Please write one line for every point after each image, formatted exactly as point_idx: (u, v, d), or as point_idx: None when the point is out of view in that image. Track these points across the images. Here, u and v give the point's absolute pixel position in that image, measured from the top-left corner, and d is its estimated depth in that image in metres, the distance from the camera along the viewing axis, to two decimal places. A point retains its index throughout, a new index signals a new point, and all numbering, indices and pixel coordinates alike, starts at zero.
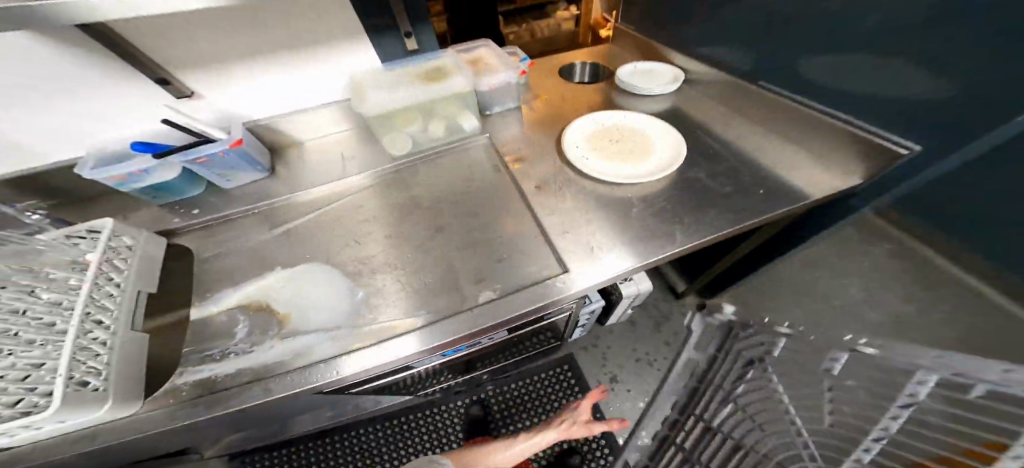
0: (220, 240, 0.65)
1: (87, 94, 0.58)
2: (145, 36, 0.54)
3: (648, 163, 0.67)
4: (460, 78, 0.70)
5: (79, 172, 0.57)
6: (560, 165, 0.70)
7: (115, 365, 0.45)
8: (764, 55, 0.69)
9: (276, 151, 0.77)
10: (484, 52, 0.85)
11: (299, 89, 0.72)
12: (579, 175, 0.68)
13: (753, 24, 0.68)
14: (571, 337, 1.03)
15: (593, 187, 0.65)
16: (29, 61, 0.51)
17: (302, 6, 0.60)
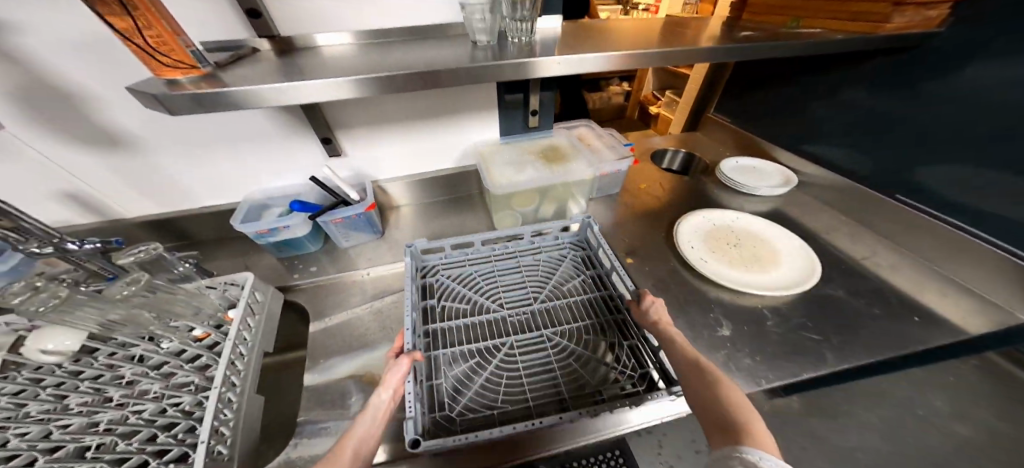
0: (336, 302, 0.68)
1: (257, 153, 0.65)
2: (334, 105, 0.63)
3: (770, 275, 0.73)
4: (580, 165, 0.75)
5: (233, 224, 0.61)
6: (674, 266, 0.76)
7: (238, 435, 0.47)
8: (885, 166, 0.78)
9: (383, 213, 0.82)
10: (585, 131, 0.92)
11: (427, 155, 0.79)
12: (699, 278, 0.74)
13: (876, 138, 0.79)
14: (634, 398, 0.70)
15: (710, 292, 0.71)
16: (232, 123, 0.59)
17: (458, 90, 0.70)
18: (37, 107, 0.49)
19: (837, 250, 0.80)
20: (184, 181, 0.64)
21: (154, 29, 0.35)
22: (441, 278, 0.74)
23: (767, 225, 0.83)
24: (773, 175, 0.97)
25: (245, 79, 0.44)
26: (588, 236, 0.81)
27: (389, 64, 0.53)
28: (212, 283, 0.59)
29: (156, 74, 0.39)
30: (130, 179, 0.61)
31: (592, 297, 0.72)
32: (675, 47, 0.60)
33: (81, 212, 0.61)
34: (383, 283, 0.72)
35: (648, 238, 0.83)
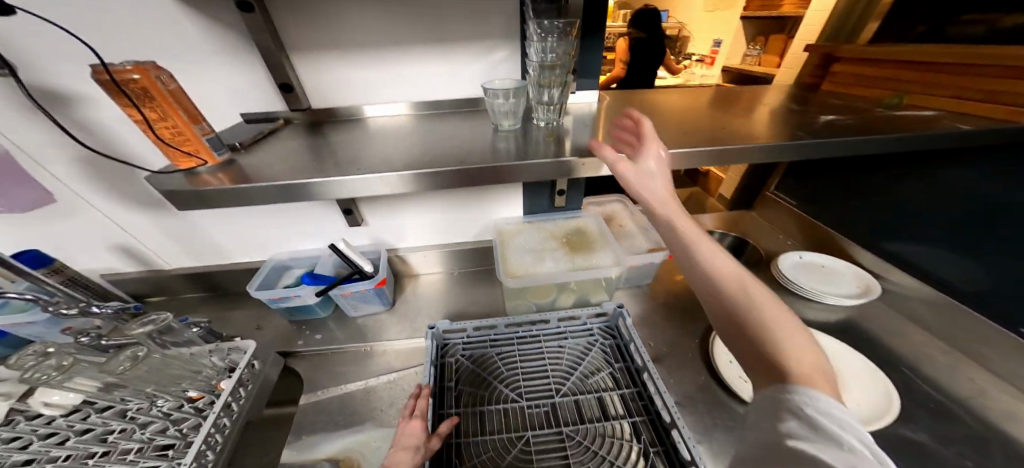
0: (334, 375, 0.66)
1: (284, 218, 0.68)
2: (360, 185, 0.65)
3: None
4: (607, 256, 0.69)
5: (251, 291, 0.64)
6: (709, 380, 0.65)
7: None
8: (1002, 286, 0.63)
9: (398, 281, 0.82)
10: (619, 209, 0.86)
11: (448, 229, 0.78)
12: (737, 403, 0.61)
13: (989, 251, 0.64)
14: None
15: None
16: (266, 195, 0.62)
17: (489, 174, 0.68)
18: (101, 176, 0.55)
19: (922, 382, 0.64)
20: (218, 239, 0.68)
21: (170, 119, 0.34)
22: (460, 358, 0.68)
23: (827, 340, 0.70)
24: (847, 283, 0.81)
25: (267, 169, 0.41)
26: (618, 324, 0.72)
27: (450, 152, 0.48)
28: (216, 348, 0.61)
29: (177, 166, 0.39)
30: (171, 236, 0.65)
31: (621, 395, 0.62)
32: (733, 138, 0.49)
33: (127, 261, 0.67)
34: (384, 360, 0.69)
35: (677, 343, 0.72)
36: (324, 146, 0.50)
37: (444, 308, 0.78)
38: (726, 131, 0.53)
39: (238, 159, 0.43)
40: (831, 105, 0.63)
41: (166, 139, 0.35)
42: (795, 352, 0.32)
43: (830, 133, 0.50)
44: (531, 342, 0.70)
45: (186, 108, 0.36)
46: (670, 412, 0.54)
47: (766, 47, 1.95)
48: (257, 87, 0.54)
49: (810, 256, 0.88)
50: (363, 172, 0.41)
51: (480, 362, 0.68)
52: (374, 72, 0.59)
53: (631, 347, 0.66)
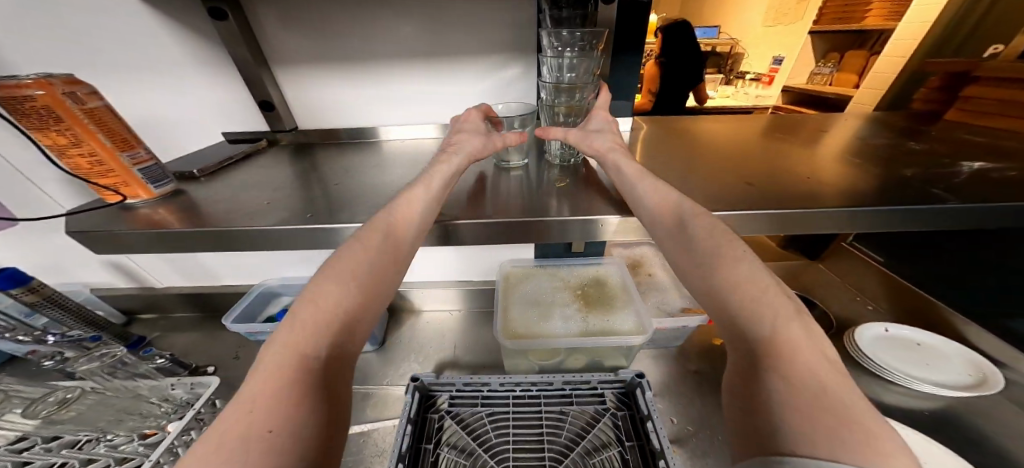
0: None
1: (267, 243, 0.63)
2: None
3: None
4: (630, 318, 0.56)
5: (227, 321, 0.58)
6: None
7: None
8: None
9: (394, 316, 0.75)
10: (649, 253, 0.74)
11: (442, 264, 0.74)
12: None
13: None
14: None
15: None
16: None
17: None
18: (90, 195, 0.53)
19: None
20: (210, 262, 0.66)
21: (84, 145, 0.28)
22: (444, 417, 0.57)
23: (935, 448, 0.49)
24: (955, 366, 0.61)
25: (218, 202, 0.34)
26: (636, 393, 0.57)
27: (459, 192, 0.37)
28: (178, 382, 0.53)
29: (105, 200, 0.32)
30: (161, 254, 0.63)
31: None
32: (833, 191, 0.34)
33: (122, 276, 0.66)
34: (360, 407, 0.61)
35: (714, 428, 0.56)
36: (311, 173, 0.43)
37: (434, 352, 0.69)
38: (810, 181, 0.37)
39: (190, 191, 0.36)
40: (959, 142, 0.46)
41: (82, 167, 0.29)
42: (761, 325, 0.21)
43: (978, 191, 0.33)
44: (530, 405, 0.58)
45: (115, 130, 0.29)
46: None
47: (841, 64, 1.70)
48: (240, 105, 0.50)
49: (896, 329, 0.67)
50: (318, 219, 0.31)
51: (466, 420, 0.57)
52: (369, 92, 0.53)
53: (648, 425, 0.52)
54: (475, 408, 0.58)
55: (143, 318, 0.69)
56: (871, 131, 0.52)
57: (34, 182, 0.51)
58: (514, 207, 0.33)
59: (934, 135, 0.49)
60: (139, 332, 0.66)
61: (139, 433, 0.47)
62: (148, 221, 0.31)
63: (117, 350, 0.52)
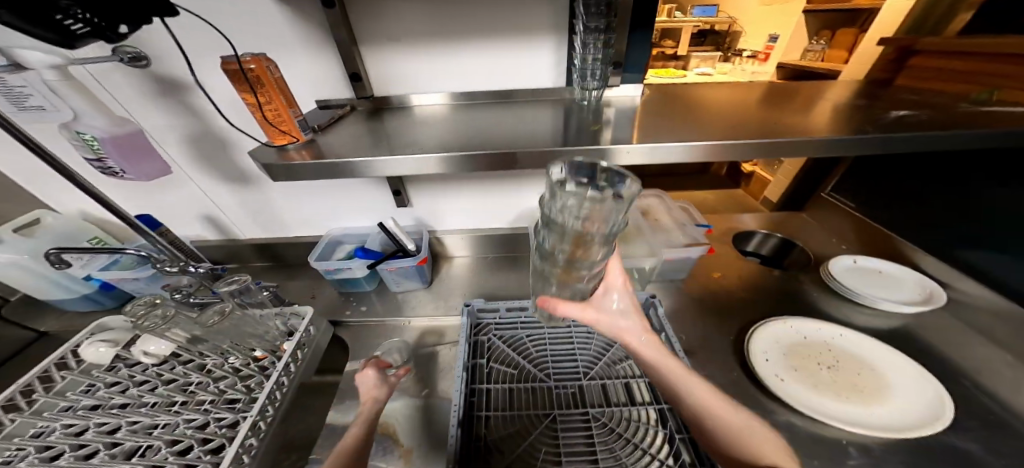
0: (371, 346, 0.70)
1: (331, 195, 0.73)
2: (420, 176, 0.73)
3: (880, 413, 0.54)
4: (642, 246, 0.70)
5: (311, 260, 0.70)
6: (740, 377, 0.61)
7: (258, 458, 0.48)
8: None
9: (436, 263, 0.87)
10: (654, 203, 0.87)
11: (484, 214, 0.82)
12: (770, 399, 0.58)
13: None
14: (654, 401, 0.58)
15: (791, 423, 0.55)
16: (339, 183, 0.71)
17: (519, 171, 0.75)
18: (202, 156, 0.65)
19: (989, 395, 0.57)
20: (283, 214, 0.75)
21: (275, 104, 0.43)
22: (491, 337, 0.68)
23: (880, 347, 0.63)
24: (908, 287, 0.73)
25: (340, 149, 0.47)
26: (649, 314, 0.69)
27: (487, 137, 0.53)
28: (280, 313, 0.66)
29: (273, 142, 0.46)
30: (246, 207, 0.73)
31: (647, 382, 0.61)
32: (782, 133, 0.49)
33: (212, 230, 0.76)
34: (417, 332, 0.73)
35: (712, 337, 0.68)
36: (386, 132, 0.54)
37: (471, 289, 0.81)
38: (769, 126, 0.52)
39: (318, 138, 0.50)
40: (900, 102, 0.59)
41: (266, 117, 0.43)
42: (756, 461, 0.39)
43: (897, 128, 0.49)
44: (564, 328, 0.70)
45: (284, 95, 0.45)
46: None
47: (834, 41, 1.80)
48: (328, 75, 0.61)
49: (866, 261, 0.80)
50: (408, 154, 0.46)
51: (515, 337, 0.68)
52: (430, 62, 0.63)
53: (661, 336, 0.65)
54: (520, 329, 0.70)
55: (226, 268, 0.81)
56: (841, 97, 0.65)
57: (162, 146, 0.63)
58: (546, 143, 0.49)
59: (884, 97, 0.62)
60: None
61: (250, 357, 0.61)
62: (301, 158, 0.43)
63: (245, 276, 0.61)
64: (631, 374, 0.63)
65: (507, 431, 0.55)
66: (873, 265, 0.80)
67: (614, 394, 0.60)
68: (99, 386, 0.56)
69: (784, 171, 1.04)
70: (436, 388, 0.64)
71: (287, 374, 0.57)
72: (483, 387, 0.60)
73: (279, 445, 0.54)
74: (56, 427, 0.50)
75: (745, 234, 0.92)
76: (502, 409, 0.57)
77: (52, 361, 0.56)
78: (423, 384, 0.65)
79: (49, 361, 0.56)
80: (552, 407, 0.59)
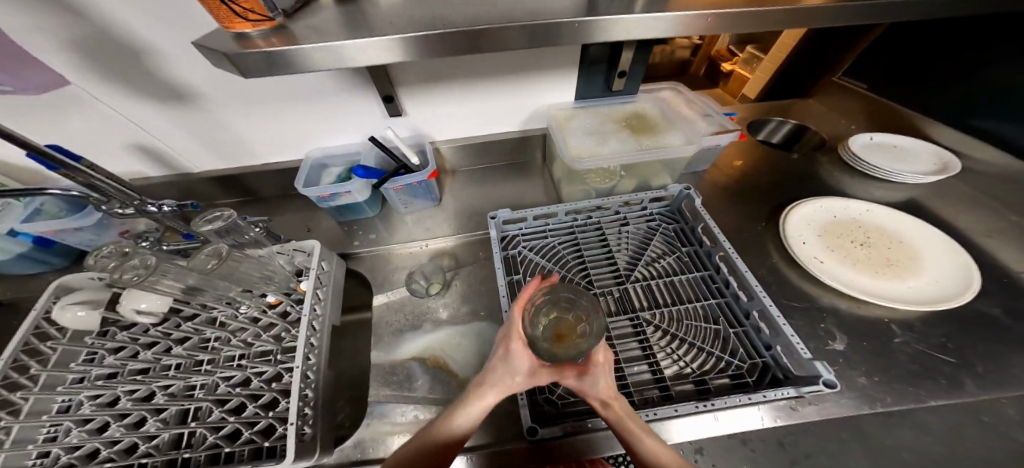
0: (393, 275, 0.64)
1: (289, 109, 0.56)
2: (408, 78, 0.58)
3: (907, 285, 0.58)
4: (674, 137, 0.64)
5: (296, 186, 0.57)
6: (780, 264, 0.62)
7: (320, 410, 0.45)
8: None
9: (440, 179, 0.77)
10: (672, 96, 0.80)
11: (486, 119, 0.70)
12: (805, 280, 0.60)
13: None
14: (706, 295, 0.56)
15: (830, 303, 0.57)
16: (308, 91, 0.53)
17: (528, 60, 0.61)
18: (103, 68, 0.46)
19: (997, 259, 0.62)
20: (247, 138, 0.59)
21: None
22: (520, 248, 0.63)
23: (911, 222, 0.65)
24: (925, 160, 0.76)
25: (320, 30, 0.34)
26: (681, 207, 0.66)
27: (475, 6, 0.39)
28: (280, 250, 0.54)
29: (224, 27, 0.32)
30: (194, 134, 0.56)
31: (691, 278, 0.59)
32: None
33: (154, 164, 0.60)
34: (437, 256, 0.67)
35: (744, 226, 0.68)
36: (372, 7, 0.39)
37: (485, 205, 0.73)
38: None
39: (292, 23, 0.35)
40: None
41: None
42: None
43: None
44: (592, 232, 0.66)
45: None
46: (754, 290, 0.51)
47: None
48: None
49: (881, 137, 0.82)
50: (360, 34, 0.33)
51: (549, 252, 0.63)
52: None
53: (700, 229, 0.62)
54: (554, 243, 0.64)
55: None
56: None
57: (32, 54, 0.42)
58: (570, 12, 0.37)
59: None
60: None
61: (264, 303, 0.52)
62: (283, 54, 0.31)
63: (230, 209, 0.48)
64: (678, 271, 0.60)
65: None
66: (887, 140, 0.81)
67: (662, 294, 0.58)
68: (103, 353, 0.48)
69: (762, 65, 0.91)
70: (477, 314, 0.60)
71: (315, 318, 0.50)
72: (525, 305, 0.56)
73: (332, 384, 0.52)
74: (83, 400, 0.45)
75: (757, 125, 0.92)
76: None
77: (29, 331, 0.44)
78: (460, 310, 0.60)
79: (25, 332, 0.44)
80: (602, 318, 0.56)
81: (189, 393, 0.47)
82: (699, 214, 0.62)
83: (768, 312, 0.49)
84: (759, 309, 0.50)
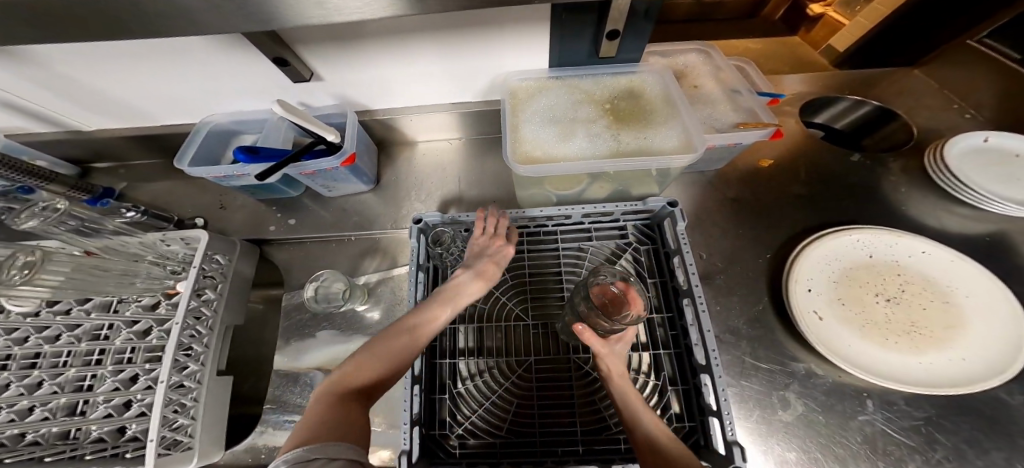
0: (315, 268, 0.57)
1: (151, 67, 0.45)
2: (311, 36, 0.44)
3: (921, 360, 0.46)
4: (668, 134, 0.47)
5: (181, 167, 0.48)
6: (759, 308, 0.53)
7: (200, 418, 0.43)
8: None
9: (384, 150, 0.64)
10: (696, 64, 0.59)
11: (432, 86, 0.55)
12: (791, 334, 0.51)
13: None
14: (650, 345, 0.50)
15: (805, 370, 0.49)
16: (176, 51, 0.42)
17: (473, 16, 0.43)
18: None
19: None
20: (123, 96, 0.49)
21: None
22: (457, 256, 0.53)
23: (969, 273, 0.49)
24: None
25: None
26: (661, 225, 0.52)
27: None
28: (167, 238, 0.48)
29: None
30: (57, 93, 0.48)
31: (647, 319, 0.51)
32: None
33: (32, 121, 0.52)
34: (370, 253, 0.58)
35: (735, 255, 0.55)
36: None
37: (428, 190, 0.61)
38: None
39: None
40: None
41: None
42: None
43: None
44: (549, 247, 0.55)
45: None
46: (707, 355, 0.41)
47: None
48: None
49: (1002, 138, 0.54)
50: None
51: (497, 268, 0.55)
52: None
53: (675, 261, 0.49)
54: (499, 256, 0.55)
55: (100, 168, 0.62)
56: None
57: None
58: None
59: None
60: (106, 182, 0.60)
61: (159, 292, 0.48)
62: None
63: (55, 202, 0.43)
64: None
65: (476, 379, 0.50)
66: (1008, 143, 0.54)
67: None
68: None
69: (868, 8, 0.64)
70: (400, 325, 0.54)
71: (200, 320, 0.45)
72: (449, 328, 0.51)
73: (231, 382, 0.49)
74: None
75: (813, 106, 0.68)
76: (468, 355, 0.50)
77: None
78: (387, 318, 0.54)
79: None
80: (528, 354, 0.52)
81: (79, 386, 0.46)
82: (675, 246, 0.49)
83: (717, 382, 0.39)
84: (711, 375, 0.41)
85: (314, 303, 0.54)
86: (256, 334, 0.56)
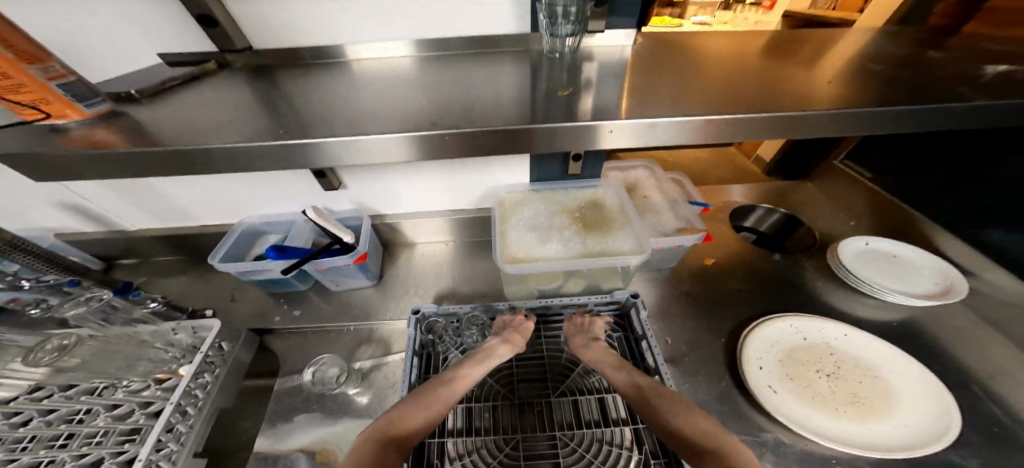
0: (308, 358, 0.59)
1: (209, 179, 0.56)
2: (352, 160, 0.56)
3: (871, 430, 0.50)
4: (628, 237, 0.58)
5: (212, 261, 0.55)
6: (725, 384, 0.57)
7: None
8: None
9: (388, 251, 0.73)
10: (643, 177, 0.74)
11: (437, 198, 0.67)
12: (756, 407, 0.55)
13: None
14: (631, 422, 0.52)
15: (775, 439, 0.52)
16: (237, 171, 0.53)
17: None
18: None
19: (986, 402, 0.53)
20: (177, 198, 0.59)
21: None
22: (450, 342, 0.58)
23: (888, 350, 0.58)
24: (926, 278, 0.65)
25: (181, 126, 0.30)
26: (630, 316, 0.60)
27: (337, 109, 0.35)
28: (179, 327, 0.54)
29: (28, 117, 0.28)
30: (121, 197, 0.58)
31: (624, 396, 0.54)
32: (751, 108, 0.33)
33: (87, 220, 0.61)
34: (365, 342, 0.61)
35: (697, 340, 0.63)
36: (273, 94, 0.38)
37: (426, 285, 0.68)
38: (758, 93, 0.34)
39: (141, 117, 0.32)
40: (981, 52, 0.44)
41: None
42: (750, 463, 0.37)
43: (1006, 92, 0.33)
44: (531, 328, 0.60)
45: (13, 42, 0.25)
46: None
47: None
48: (185, 18, 0.44)
49: (877, 243, 0.71)
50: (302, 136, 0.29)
51: None
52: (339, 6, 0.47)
53: (643, 344, 0.56)
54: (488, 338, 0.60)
55: (123, 264, 0.68)
56: (887, 39, 0.48)
57: None
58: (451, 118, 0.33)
59: (955, 45, 0.46)
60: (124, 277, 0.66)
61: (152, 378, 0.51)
62: (92, 142, 0.28)
63: (103, 294, 0.48)
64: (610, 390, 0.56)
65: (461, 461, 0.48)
66: (884, 248, 0.71)
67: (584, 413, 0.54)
68: None
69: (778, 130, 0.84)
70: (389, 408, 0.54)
71: (192, 402, 0.46)
72: None
73: None
74: None
75: (742, 213, 0.84)
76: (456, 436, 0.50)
77: None
78: (376, 401, 0.54)
79: None
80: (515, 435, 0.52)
81: None
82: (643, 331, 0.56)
83: None
84: None
85: (311, 385, 0.55)
86: (231, 425, 0.53)
